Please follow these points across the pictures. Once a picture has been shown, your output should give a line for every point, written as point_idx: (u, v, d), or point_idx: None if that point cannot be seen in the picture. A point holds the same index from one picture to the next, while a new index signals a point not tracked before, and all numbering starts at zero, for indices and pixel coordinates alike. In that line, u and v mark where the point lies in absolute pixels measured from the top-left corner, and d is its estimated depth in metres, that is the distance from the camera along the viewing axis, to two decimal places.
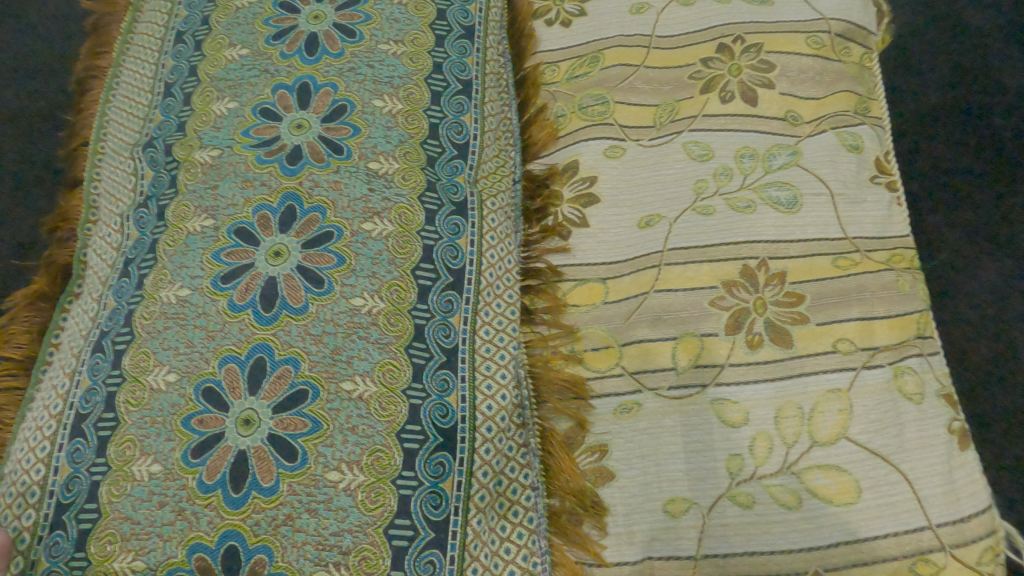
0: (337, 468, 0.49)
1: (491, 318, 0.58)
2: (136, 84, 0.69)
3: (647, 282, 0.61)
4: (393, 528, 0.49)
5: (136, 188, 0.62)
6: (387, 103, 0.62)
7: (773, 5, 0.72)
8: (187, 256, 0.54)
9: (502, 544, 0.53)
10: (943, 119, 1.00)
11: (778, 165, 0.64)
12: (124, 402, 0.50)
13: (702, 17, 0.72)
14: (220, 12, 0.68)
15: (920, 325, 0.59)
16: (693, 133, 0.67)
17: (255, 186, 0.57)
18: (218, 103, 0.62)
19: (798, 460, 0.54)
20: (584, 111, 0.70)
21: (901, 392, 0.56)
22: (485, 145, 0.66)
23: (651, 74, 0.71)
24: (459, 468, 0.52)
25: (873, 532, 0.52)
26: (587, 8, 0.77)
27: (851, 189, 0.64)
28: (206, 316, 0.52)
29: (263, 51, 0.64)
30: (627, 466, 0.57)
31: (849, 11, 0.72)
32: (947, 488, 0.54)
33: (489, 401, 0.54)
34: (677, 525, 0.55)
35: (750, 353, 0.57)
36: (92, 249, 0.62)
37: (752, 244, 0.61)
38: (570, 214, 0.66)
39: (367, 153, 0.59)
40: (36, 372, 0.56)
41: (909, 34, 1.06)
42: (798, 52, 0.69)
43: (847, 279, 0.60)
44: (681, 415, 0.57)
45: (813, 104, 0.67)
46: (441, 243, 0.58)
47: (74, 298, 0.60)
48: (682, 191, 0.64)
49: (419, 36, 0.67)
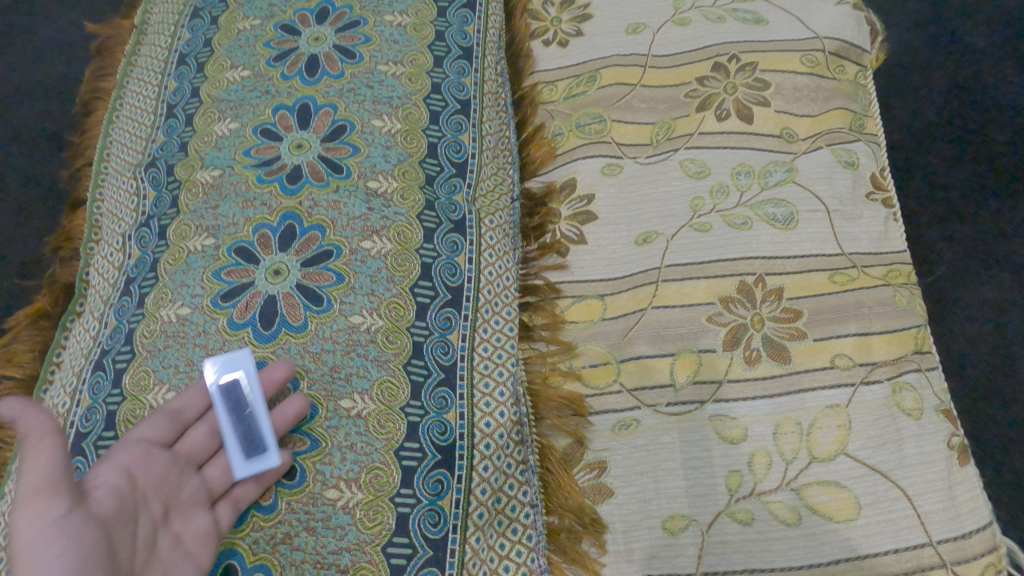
0: (336, 486, 0.49)
1: (490, 335, 0.58)
2: (140, 105, 0.70)
3: (644, 298, 0.61)
4: (391, 546, 0.49)
5: (138, 208, 0.62)
6: (386, 123, 0.62)
7: (767, 24, 0.73)
8: (188, 275, 0.55)
9: (501, 561, 0.53)
10: (938, 134, 1.01)
11: (774, 182, 0.65)
12: (124, 420, 0.51)
13: (697, 37, 0.73)
14: (222, 34, 0.69)
15: (918, 340, 0.59)
16: (690, 151, 0.67)
17: (255, 206, 0.57)
18: (220, 124, 0.63)
19: (798, 477, 0.54)
20: (581, 130, 0.71)
21: (900, 408, 0.56)
22: (484, 163, 0.66)
23: (647, 92, 0.72)
24: (457, 486, 0.51)
25: (874, 548, 0.52)
26: (583, 28, 0.78)
27: (847, 205, 0.64)
28: (206, 334, 0.53)
29: (264, 73, 0.65)
30: (626, 483, 0.56)
31: (842, 30, 0.73)
32: (947, 504, 0.54)
33: (488, 417, 0.54)
34: (676, 543, 0.54)
35: (748, 369, 0.57)
36: (94, 269, 0.62)
37: (749, 260, 0.61)
38: (567, 231, 0.66)
39: (367, 172, 0.59)
40: (38, 391, 0.57)
41: (904, 51, 1.07)
42: (792, 71, 0.70)
43: (845, 295, 0.60)
44: (680, 431, 0.57)
45: (808, 121, 0.68)
46: (440, 260, 0.58)
47: (76, 317, 0.61)
48: (679, 208, 0.65)
49: (418, 57, 0.68)
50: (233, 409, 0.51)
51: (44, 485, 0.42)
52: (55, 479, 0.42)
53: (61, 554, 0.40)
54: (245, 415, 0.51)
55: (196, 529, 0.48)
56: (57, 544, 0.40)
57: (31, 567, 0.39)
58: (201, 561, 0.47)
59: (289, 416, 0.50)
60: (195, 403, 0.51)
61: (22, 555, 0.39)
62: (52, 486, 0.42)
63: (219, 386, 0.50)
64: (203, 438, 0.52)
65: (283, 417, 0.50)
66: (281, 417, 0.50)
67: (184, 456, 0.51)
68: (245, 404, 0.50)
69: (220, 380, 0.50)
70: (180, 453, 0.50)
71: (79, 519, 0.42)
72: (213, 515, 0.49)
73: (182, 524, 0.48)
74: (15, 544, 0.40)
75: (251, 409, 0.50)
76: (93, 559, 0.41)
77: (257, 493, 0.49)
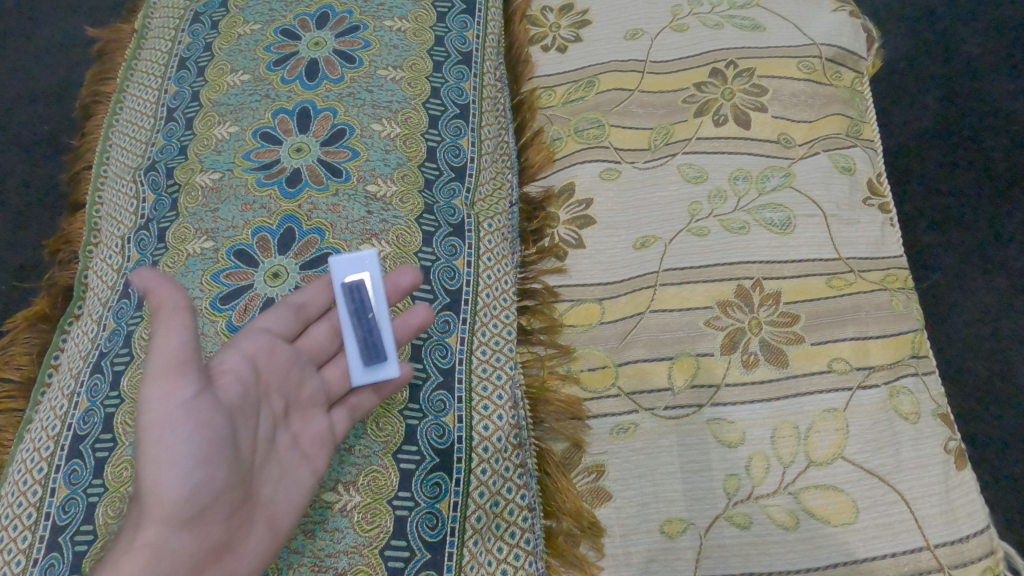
0: (334, 489, 0.50)
1: (488, 338, 0.58)
2: (140, 109, 0.71)
3: (643, 302, 0.62)
4: (389, 550, 0.49)
5: (137, 211, 0.62)
6: (386, 127, 0.63)
7: (764, 31, 0.74)
8: (187, 278, 0.55)
9: (499, 565, 0.52)
10: (934, 141, 1.01)
11: (772, 187, 0.65)
12: (121, 423, 0.50)
13: (695, 43, 0.74)
14: (223, 39, 0.69)
15: (915, 344, 0.60)
16: (687, 155, 0.68)
17: (255, 209, 0.57)
18: (220, 128, 0.63)
19: (796, 480, 0.54)
20: (580, 134, 0.71)
21: (897, 412, 0.56)
22: (483, 168, 0.66)
23: (645, 98, 0.72)
24: (455, 489, 0.51)
25: (872, 552, 0.52)
26: (582, 34, 0.78)
27: (844, 211, 0.64)
28: (204, 336, 0.53)
29: (264, 77, 0.65)
30: (624, 486, 0.56)
31: (839, 37, 0.73)
32: (945, 508, 0.54)
33: (486, 420, 0.54)
34: (674, 546, 0.54)
35: (746, 373, 0.57)
36: (92, 271, 0.62)
37: (746, 265, 0.61)
38: (566, 235, 0.67)
39: (366, 176, 0.60)
40: (36, 394, 0.57)
41: (900, 58, 1.08)
42: (789, 77, 0.71)
43: (842, 299, 0.60)
44: (678, 435, 0.57)
45: (805, 127, 0.69)
46: (439, 264, 0.59)
47: (75, 320, 0.60)
48: (677, 212, 0.65)
49: (418, 62, 0.68)
50: (357, 312, 0.53)
51: (172, 364, 0.42)
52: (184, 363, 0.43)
53: (190, 441, 0.42)
54: (366, 319, 0.52)
55: (315, 431, 0.51)
56: (188, 430, 0.42)
57: (164, 445, 0.41)
58: (316, 463, 0.49)
59: (412, 325, 0.53)
60: (319, 298, 0.54)
61: (153, 432, 0.41)
62: (181, 367, 0.42)
63: (347, 286, 0.53)
64: (325, 336, 0.54)
65: (407, 325, 0.53)
66: (406, 325, 0.53)
67: (307, 353, 0.53)
68: (369, 308, 0.52)
69: (347, 279, 0.53)
70: (304, 351, 0.53)
71: (206, 405, 0.43)
72: (330, 420, 0.51)
73: (301, 424, 0.51)
74: (146, 418, 0.41)
75: (373, 314, 0.52)
76: (217, 448, 0.43)
77: (375, 401, 0.52)
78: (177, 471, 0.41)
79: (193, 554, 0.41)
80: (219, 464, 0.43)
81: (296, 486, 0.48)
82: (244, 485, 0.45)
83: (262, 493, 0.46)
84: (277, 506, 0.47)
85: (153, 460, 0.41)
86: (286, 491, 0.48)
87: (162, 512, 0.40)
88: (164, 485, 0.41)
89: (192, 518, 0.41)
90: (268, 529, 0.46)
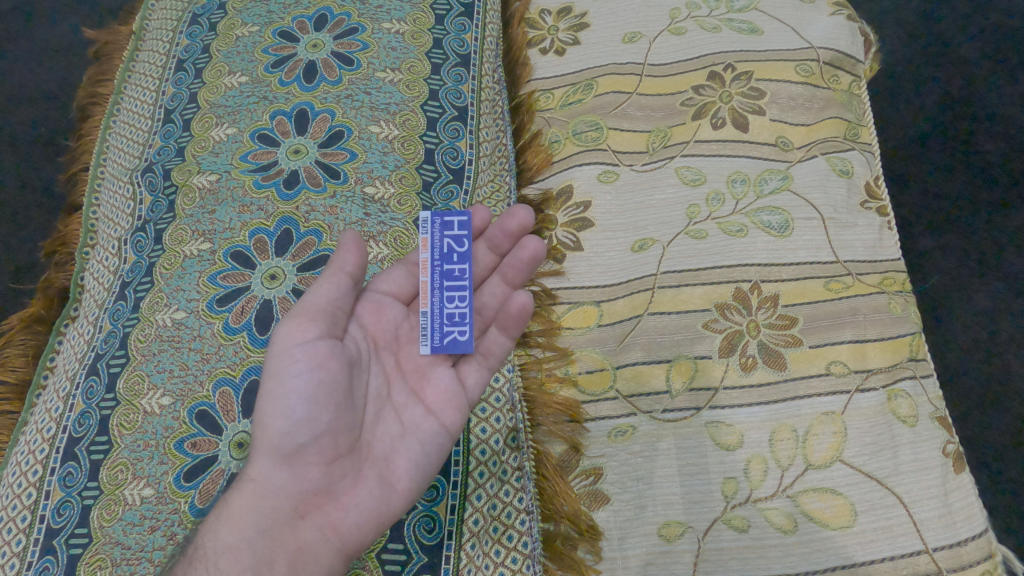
0: None
1: None
2: (137, 110, 0.70)
3: (640, 304, 0.62)
4: (387, 552, 0.51)
5: (133, 213, 0.62)
6: (383, 129, 0.63)
7: (762, 34, 0.74)
8: (185, 279, 0.55)
9: (497, 568, 0.53)
10: (931, 144, 1.02)
11: (769, 190, 0.65)
12: (117, 425, 0.50)
13: (693, 46, 0.74)
14: (221, 40, 0.69)
15: (913, 347, 0.60)
16: (685, 158, 0.68)
17: (252, 211, 0.57)
18: (218, 129, 0.63)
19: (794, 483, 0.54)
20: (579, 137, 0.71)
21: (895, 415, 0.56)
22: (480, 170, 0.67)
23: (643, 101, 0.72)
24: (454, 492, 0.54)
25: (870, 556, 0.52)
26: (580, 37, 0.78)
27: (841, 214, 0.64)
28: (201, 338, 0.52)
29: (263, 78, 0.65)
30: (621, 489, 0.56)
31: (836, 40, 0.73)
32: (942, 511, 0.54)
33: (483, 424, 0.57)
34: (672, 550, 0.54)
35: (744, 376, 0.57)
36: (89, 273, 0.62)
37: (744, 268, 0.61)
38: (564, 238, 0.66)
39: (364, 178, 0.60)
40: (30, 396, 0.56)
41: (896, 62, 1.08)
42: (786, 80, 0.71)
43: (840, 302, 0.60)
44: (676, 437, 0.56)
45: (803, 130, 0.69)
46: None
47: (70, 321, 0.60)
48: (675, 215, 0.65)
49: (416, 64, 0.68)
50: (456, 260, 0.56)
51: (309, 309, 0.47)
52: (308, 309, 0.48)
53: (282, 384, 0.46)
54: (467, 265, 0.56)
55: (437, 389, 0.52)
56: (281, 374, 0.46)
57: (277, 382, 0.46)
58: (433, 426, 0.50)
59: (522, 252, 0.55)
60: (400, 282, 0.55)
61: (274, 366, 0.47)
62: (312, 312, 0.47)
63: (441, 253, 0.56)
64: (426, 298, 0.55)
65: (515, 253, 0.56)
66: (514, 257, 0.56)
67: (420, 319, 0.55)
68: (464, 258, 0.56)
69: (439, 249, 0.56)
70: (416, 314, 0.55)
71: (325, 347, 0.47)
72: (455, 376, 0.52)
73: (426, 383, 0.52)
74: (273, 347, 0.47)
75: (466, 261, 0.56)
76: (326, 389, 0.47)
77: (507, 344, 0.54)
78: (272, 416, 0.46)
79: (293, 494, 0.46)
80: (314, 405, 0.46)
81: (421, 446, 0.49)
82: (353, 437, 0.48)
83: (381, 452, 0.49)
84: (391, 466, 0.49)
85: (270, 394, 0.46)
86: (404, 451, 0.49)
87: (266, 450, 0.46)
88: (264, 427, 0.46)
89: (294, 457, 0.46)
90: (379, 486, 0.48)
